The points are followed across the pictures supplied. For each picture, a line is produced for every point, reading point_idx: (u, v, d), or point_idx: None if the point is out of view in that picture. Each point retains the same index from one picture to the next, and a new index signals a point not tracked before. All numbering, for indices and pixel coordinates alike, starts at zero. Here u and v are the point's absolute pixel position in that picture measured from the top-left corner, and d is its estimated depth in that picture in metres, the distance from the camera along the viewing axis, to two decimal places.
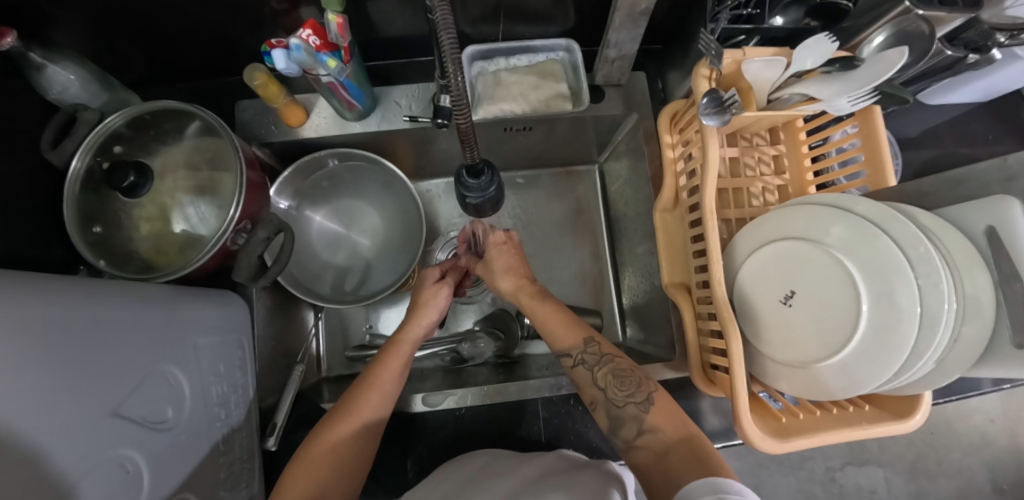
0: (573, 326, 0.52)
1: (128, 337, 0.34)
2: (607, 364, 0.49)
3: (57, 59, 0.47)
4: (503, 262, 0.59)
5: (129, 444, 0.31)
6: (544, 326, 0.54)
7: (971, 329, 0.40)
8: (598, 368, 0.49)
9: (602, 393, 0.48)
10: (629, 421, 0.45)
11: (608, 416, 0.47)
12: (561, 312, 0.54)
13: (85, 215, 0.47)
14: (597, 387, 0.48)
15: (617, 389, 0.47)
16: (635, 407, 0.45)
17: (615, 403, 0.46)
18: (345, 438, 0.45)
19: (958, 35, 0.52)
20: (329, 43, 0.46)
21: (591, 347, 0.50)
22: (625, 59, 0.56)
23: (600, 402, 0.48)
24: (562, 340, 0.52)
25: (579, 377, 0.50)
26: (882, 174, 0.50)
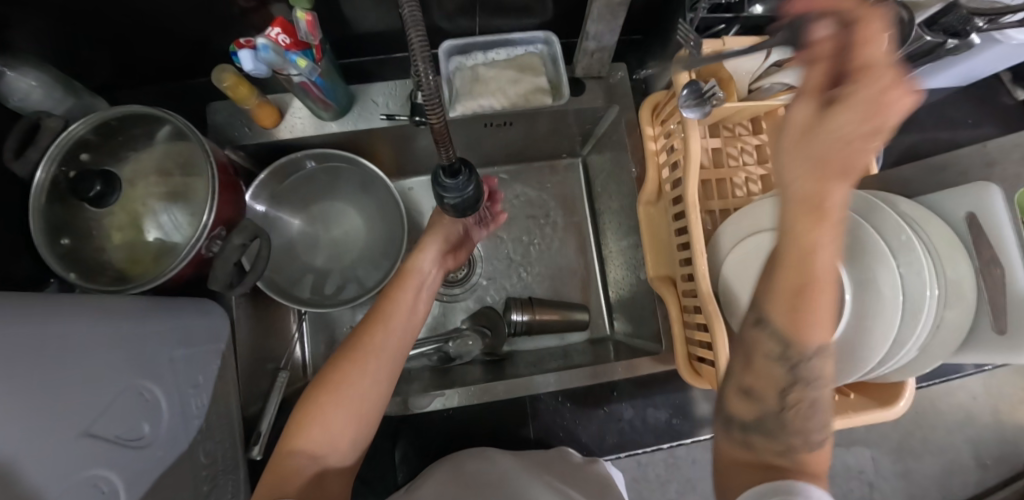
0: (830, 326, 0.32)
1: (100, 353, 0.33)
2: (816, 389, 0.34)
3: (17, 65, 0.45)
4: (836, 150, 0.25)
5: (104, 462, 0.31)
6: (789, 311, 0.31)
7: (953, 316, 0.40)
8: (801, 387, 0.34)
9: (778, 407, 0.35)
10: (779, 440, 0.35)
11: (755, 412, 0.35)
12: (826, 301, 0.30)
13: (52, 227, 0.45)
14: (782, 397, 0.35)
15: (801, 421, 0.35)
16: (804, 440, 0.34)
17: (784, 425, 0.35)
18: (348, 382, 0.45)
19: (936, 20, 0.51)
20: (298, 42, 0.44)
21: (812, 362, 0.33)
22: (605, 51, 0.55)
23: (767, 406, 0.35)
24: (804, 329, 0.32)
25: (772, 371, 0.34)
26: (863, 164, 0.49)
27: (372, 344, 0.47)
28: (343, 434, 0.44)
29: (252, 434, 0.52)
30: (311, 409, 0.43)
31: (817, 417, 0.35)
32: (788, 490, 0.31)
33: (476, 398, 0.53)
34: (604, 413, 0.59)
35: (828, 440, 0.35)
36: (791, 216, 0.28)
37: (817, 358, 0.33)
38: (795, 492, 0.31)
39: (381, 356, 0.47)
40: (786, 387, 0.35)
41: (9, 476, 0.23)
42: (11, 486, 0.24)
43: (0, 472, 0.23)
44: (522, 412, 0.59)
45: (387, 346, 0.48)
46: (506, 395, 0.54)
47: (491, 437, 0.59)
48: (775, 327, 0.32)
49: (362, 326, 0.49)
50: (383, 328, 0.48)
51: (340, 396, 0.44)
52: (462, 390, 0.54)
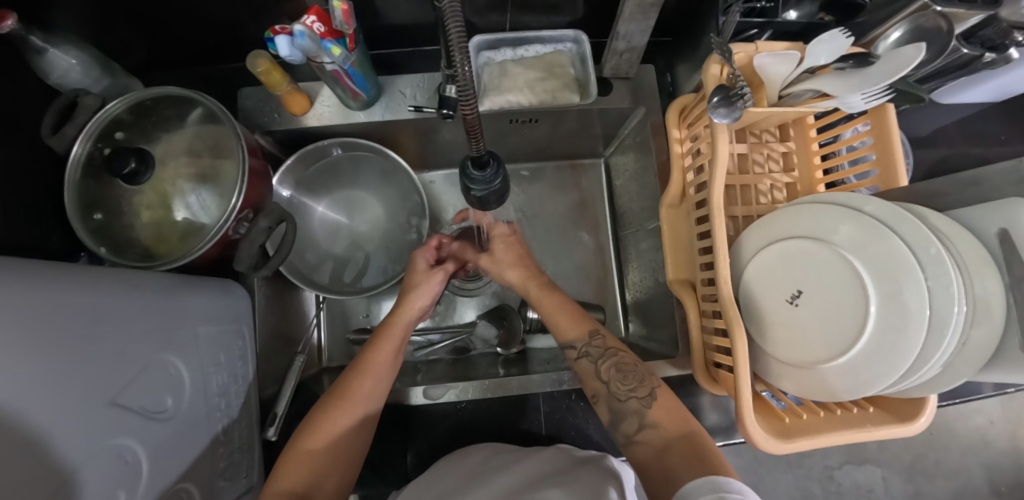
0: (580, 319, 0.52)
1: (127, 324, 0.33)
2: (613, 357, 0.48)
3: (59, 42, 0.46)
4: (507, 256, 0.58)
5: (127, 432, 0.31)
6: (551, 316, 0.53)
7: (979, 334, 0.39)
8: (603, 361, 0.49)
9: (604, 385, 0.47)
10: (631, 416, 0.45)
11: (608, 409, 0.47)
12: (567, 305, 0.53)
13: (85, 202, 0.47)
14: (600, 378, 0.48)
15: (620, 383, 0.47)
16: (637, 402, 0.45)
17: (617, 395, 0.46)
18: (336, 428, 0.45)
19: (974, 33, 0.50)
20: (333, 30, 0.45)
21: (598, 341, 0.50)
22: (634, 52, 0.55)
23: (602, 394, 0.47)
24: (560, 331, 0.52)
25: (584, 368, 0.49)
26: (893, 175, 0.49)
27: (354, 392, 0.47)
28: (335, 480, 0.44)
29: (268, 415, 0.53)
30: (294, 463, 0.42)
31: (627, 376, 0.47)
32: (715, 483, 0.34)
33: (490, 392, 0.54)
34: None
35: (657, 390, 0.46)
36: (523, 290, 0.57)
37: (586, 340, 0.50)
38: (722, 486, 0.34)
39: (366, 402, 0.47)
40: (597, 372, 0.48)
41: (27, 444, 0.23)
42: (35, 452, 0.24)
43: (21, 443, 0.23)
44: (534, 409, 0.59)
45: (380, 387, 0.48)
46: (518, 390, 0.54)
47: (502, 432, 0.59)
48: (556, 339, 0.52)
49: (348, 372, 0.48)
50: (370, 375, 0.48)
51: (330, 439, 0.44)
52: (477, 384, 0.54)
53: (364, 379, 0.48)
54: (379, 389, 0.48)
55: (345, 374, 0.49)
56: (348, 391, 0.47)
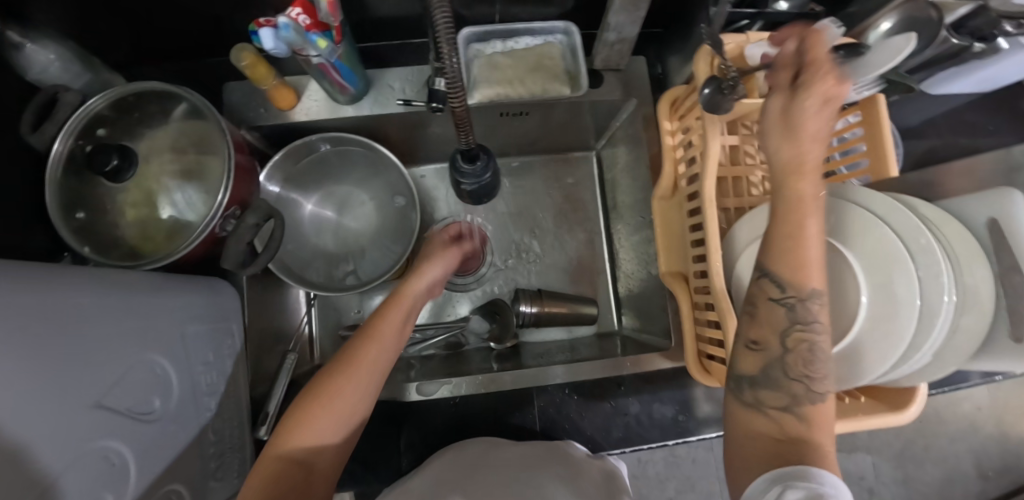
0: (818, 263, 0.35)
1: (113, 324, 0.33)
2: (816, 331, 0.35)
3: (36, 37, 0.45)
4: (811, 129, 0.33)
5: (114, 435, 0.31)
6: (782, 237, 0.35)
7: (970, 322, 0.40)
8: (803, 327, 0.35)
9: (781, 352, 0.35)
10: (782, 393, 0.35)
11: (761, 364, 0.36)
12: (811, 227, 0.34)
13: (68, 201, 0.46)
14: (783, 337, 0.36)
15: (801, 365, 0.35)
16: (806, 386, 0.34)
17: (787, 371, 0.35)
18: (344, 397, 0.42)
19: (961, 24, 0.50)
20: (318, 23, 0.44)
21: (814, 304, 0.35)
22: (625, 43, 0.54)
23: (769, 352, 0.36)
24: (802, 273, 0.35)
25: (773, 314, 0.36)
26: (884, 164, 0.48)
27: (362, 357, 0.44)
28: (332, 445, 0.42)
29: (259, 414, 0.52)
30: (297, 422, 0.40)
31: (820, 363, 0.35)
32: (800, 476, 0.30)
33: (483, 387, 0.53)
34: (609, 408, 0.58)
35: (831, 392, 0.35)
36: (781, 179, 0.35)
37: (817, 303, 0.35)
38: (811, 478, 0.30)
39: (375, 368, 0.44)
40: (787, 328, 0.35)
41: (9, 450, 0.23)
42: (19, 461, 0.24)
43: (6, 450, 0.23)
44: (528, 403, 0.59)
45: (387, 359, 0.45)
46: (513, 385, 0.53)
47: (496, 426, 0.59)
48: (757, 263, 0.37)
49: (355, 338, 0.46)
50: (377, 343, 0.45)
51: (331, 408, 0.41)
52: (470, 379, 0.54)
53: (371, 344, 0.45)
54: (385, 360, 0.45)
55: (352, 339, 0.46)
56: (354, 360, 0.43)
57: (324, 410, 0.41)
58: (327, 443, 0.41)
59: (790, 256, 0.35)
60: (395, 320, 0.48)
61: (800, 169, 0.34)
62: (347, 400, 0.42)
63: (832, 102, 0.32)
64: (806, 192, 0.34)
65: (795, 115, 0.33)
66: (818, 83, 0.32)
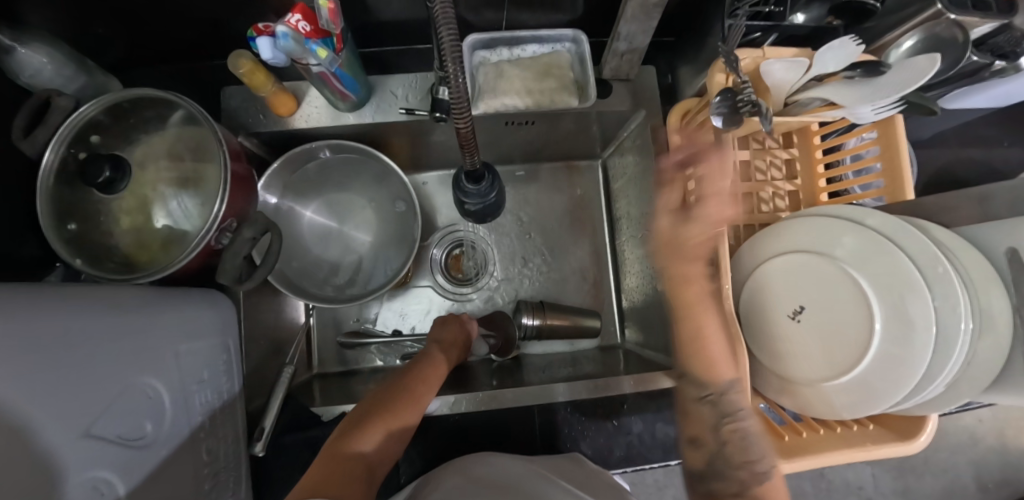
0: (726, 360, 0.44)
1: (103, 347, 0.32)
2: (743, 420, 0.43)
3: (26, 38, 0.43)
4: (693, 249, 0.47)
5: (105, 464, 0.30)
6: (693, 351, 0.46)
7: (986, 351, 0.38)
8: (729, 420, 0.44)
9: (716, 446, 0.43)
10: (732, 482, 0.41)
11: (705, 460, 0.44)
12: (716, 340, 0.45)
13: (60, 210, 0.44)
14: (715, 433, 0.44)
15: (739, 452, 0.42)
16: (748, 472, 0.41)
17: (728, 462, 0.42)
18: (407, 420, 0.43)
19: (985, 41, 0.49)
20: (319, 30, 0.42)
21: (732, 394, 0.44)
22: (636, 54, 0.52)
23: (709, 447, 0.44)
24: (710, 368, 0.45)
25: (701, 414, 0.45)
26: (900, 187, 0.47)
27: (421, 391, 0.46)
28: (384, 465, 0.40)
29: (256, 428, 0.51)
30: (364, 431, 0.39)
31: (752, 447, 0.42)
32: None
33: (483, 405, 0.52)
34: (612, 425, 0.58)
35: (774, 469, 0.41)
36: (687, 260, 0.47)
37: (733, 391, 0.44)
38: None
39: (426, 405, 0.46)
40: (716, 425, 0.44)
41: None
42: None
43: None
44: (529, 418, 0.58)
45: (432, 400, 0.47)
46: (514, 402, 0.52)
47: (497, 442, 0.58)
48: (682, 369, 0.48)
49: (411, 373, 0.48)
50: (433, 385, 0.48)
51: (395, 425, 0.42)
52: (470, 397, 0.52)
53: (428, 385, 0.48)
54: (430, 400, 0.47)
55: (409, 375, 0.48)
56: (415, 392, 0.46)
57: (385, 426, 0.41)
58: (380, 460, 0.39)
59: (698, 354, 0.45)
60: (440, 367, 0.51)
61: (688, 256, 0.47)
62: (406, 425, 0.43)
63: (704, 216, 0.46)
64: (693, 298, 0.47)
65: (676, 239, 0.48)
66: (712, 165, 0.45)
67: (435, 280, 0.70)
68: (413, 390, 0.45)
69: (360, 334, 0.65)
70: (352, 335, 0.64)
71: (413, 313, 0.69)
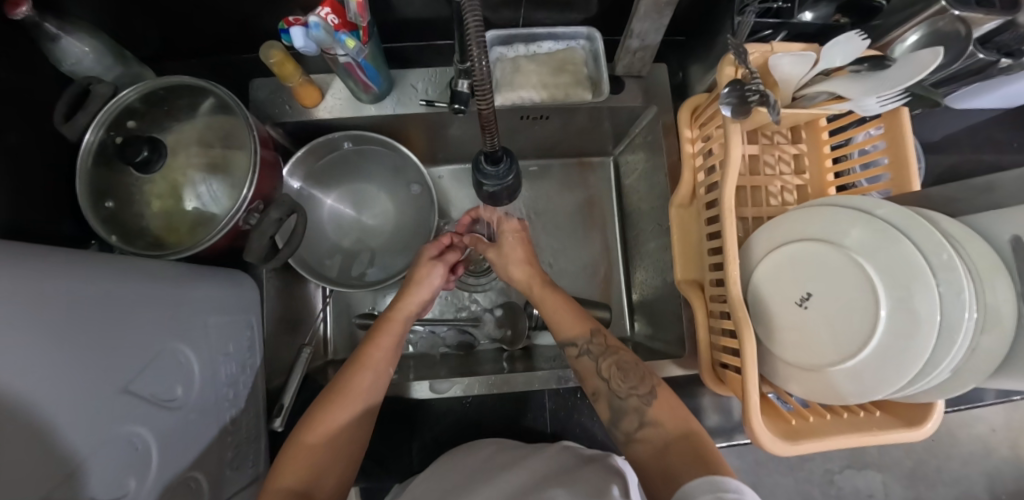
0: (581, 318, 0.52)
1: (140, 312, 0.33)
2: (615, 355, 0.49)
3: (73, 29, 0.46)
4: (512, 255, 0.57)
5: (138, 420, 0.32)
6: (551, 315, 0.53)
7: (990, 341, 0.39)
8: (604, 358, 0.49)
9: (605, 383, 0.48)
10: (630, 414, 0.45)
11: (608, 406, 0.47)
12: (567, 303, 0.54)
13: (97, 190, 0.47)
14: (600, 378, 0.48)
15: (621, 381, 0.47)
16: (638, 399, 0.45)
17: (618, 394, 0.47)
18: (334, 423, 0.44)
19: (990, 38, 0.50)
20: (347, 23, 0.44)
21: (598, 340, 0.51)
22: (648, 51, 0.54)
23: (602, 392, 0.48)
24: (567, 327, 0.52)
25: (584, 367, 0.50)
26: (906, 179, 0.49)
27: (348, 389, 0.46)
28: (330, 472, 0.43)
29: (274, 406, 0.53)
30: (290, 462, 0.42)
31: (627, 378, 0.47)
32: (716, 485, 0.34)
33: (495, 388, 0.54)
34: None
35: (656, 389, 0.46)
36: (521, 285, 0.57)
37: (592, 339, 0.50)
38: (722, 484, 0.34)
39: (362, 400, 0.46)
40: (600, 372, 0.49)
41: (35, 434, 0.23)
42: (46, 447, 0.24)
43: (34, 433, 0.23)
44: (539, 406, 0.59)
45: (376, 386, 0.48)
46: (524, 386, 0.54)
47: (507, 428, 0.59)
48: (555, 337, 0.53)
49: (344, 369, 0.47)
50: (367, 370, 0.47)
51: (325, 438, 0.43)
52: (482, 379, 0.54)
53: (360, 374, 0.47)
54: (370, 383, 0.47)
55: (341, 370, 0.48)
56: (345, 388, 0.46)
57: (314, 440, 0.43)
58: (321, 471, 0.43)
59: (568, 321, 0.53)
60: (380, 349, 0.49)
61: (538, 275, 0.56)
62: (335, 428, 0.44)
63: (509, 235, 0.57)
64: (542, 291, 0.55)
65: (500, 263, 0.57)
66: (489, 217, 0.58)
67: None
68: (341, 390, 0.46)
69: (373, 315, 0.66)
70: (368, 314, 0.64)
71: None
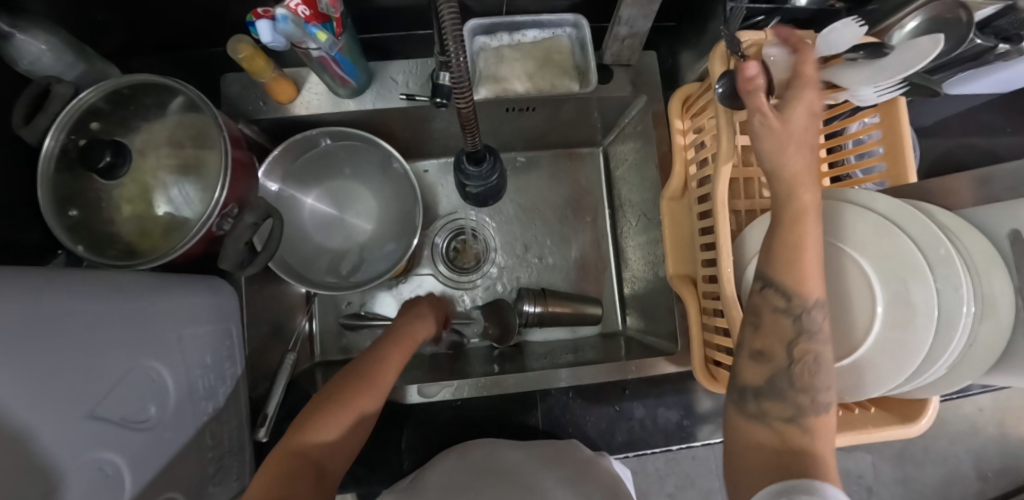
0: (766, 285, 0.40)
1: (107, 331, 0.32)
2: (819, 342, 0.37)
3: (25, 26, 0.43)
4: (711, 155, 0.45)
5: (108, 445, 0.30)
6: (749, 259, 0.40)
7: (988, 334, 0.38)
8: (804, 339, 0.37)
9: (787, 362, 0.37)
10: (784, 402, 0.37)
11: (768, 380, 0.37)
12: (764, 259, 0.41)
13: (62, 197, 0.44)
14: (788, 349, 0.37)
15: (806, 378, 0.37)
16: (808, 399, 0.37)
17: (793, 383, 0.37)
18: (357, 411, 0.43)
19: (989, 23, 0.48)
20: (319, 14, 0.42)
21: (816, 314, 0.36)
22: (637, 38, 0.52)
23: (778, 367, 0.37)
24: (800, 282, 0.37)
25: (779, 325, 0.37)
26: (903, 170, 0.47)
27: (376, 382, 0.45)
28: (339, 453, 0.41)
29: (258, 415, 0.52)
30: (307, 433, 0.40)
31: (823, 375, 0.37)
32: (805, 489, 0.32)
33: (485, 391, 0.53)
34: (614, 411, 0.58)
35: (834, 404, 0.37)
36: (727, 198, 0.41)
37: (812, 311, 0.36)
38: (815, 492, 0.31)
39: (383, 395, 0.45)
40: (793, 339, 0.37)
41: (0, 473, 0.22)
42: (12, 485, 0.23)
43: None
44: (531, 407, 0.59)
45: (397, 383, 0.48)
46: (516, 388, 0.53)
47: (497, 427, 0.59)
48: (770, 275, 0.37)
49: (367, 361, 0.47)
50: (393, 368, 0.47)
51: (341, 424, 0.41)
52: (472, 382, 0.53)
53: (384, 369, 0.47)
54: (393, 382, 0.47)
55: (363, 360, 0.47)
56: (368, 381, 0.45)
57: (338, 421, 0.41)
58: (330, 453, 0.40)
59: (791, 203, 0.37)
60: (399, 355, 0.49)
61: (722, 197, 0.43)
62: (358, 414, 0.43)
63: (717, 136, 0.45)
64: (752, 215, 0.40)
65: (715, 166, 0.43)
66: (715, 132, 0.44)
67: (436, 268, 0.71)
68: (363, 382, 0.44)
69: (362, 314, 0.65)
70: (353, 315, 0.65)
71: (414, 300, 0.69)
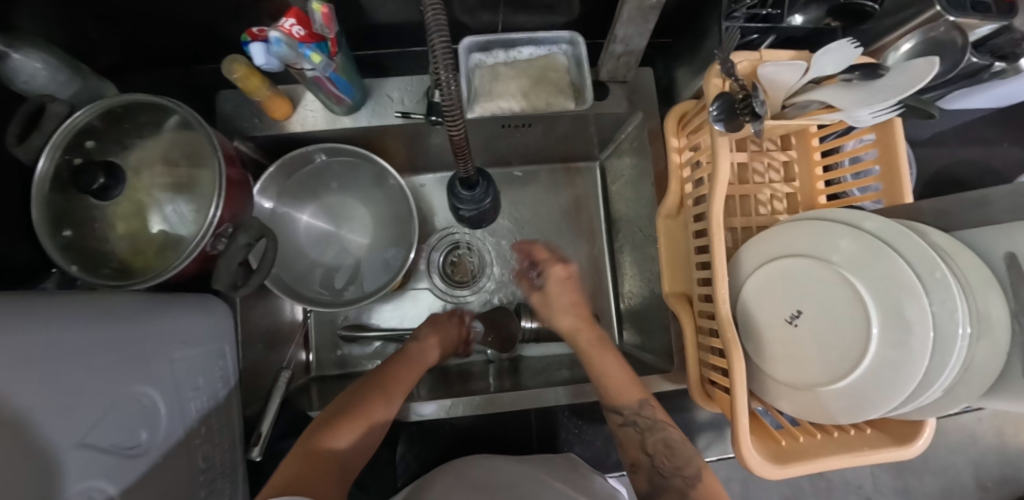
0: (633, 383, 0.51)
1: (98, 357, 0.31)
2: (664, 431, 0.48)
3: (19, 45, 0.43)
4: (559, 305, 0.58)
5: (98, 473, 0.30)
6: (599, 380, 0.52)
7: (985, 354, 0.38)
8: (651, 432, 0.48)
9: (648, 459, 0.47)
10: (671, 492, 0.44)
11: (648, 483, 0.46)
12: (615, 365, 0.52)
13: (55, 216, 0.44)
14: (645, 453, 0.47)
15: (667, 460, 0.46)
16: (682, 480, 0.44)
17: (663, 472, 0.45)
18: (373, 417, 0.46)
19: (985, 41, 0.48)
20: (313, 34, 0.42)
21: (647, 409, 0.49)
22: (632, 56, 0.52)
23: (644, 466, 0.47)
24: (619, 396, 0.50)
25: (628, 436, 0.49)
26: (898, 191, 0.48)
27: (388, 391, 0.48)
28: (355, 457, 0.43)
29: (252, 434, 0.52)
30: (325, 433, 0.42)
31: (679, 455, 0.46)
32: None
33: (480, 409, 0.52)
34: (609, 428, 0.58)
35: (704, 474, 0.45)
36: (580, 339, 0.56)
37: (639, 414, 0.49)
38: None
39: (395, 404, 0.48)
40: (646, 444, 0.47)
41: None
42: None
43: None
44: (526, 423, 0.59)
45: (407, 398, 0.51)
46: (511, 406, 0.52)
47: (493, 443, 0.59)
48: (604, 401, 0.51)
49: (379, 376, 0.50)
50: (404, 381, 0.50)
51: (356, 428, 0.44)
52: (467, 400, 0.53)
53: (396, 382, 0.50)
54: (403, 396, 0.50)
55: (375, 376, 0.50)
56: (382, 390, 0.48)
57: (354, 426, 0.44)
58: (348, 459, 0.42)
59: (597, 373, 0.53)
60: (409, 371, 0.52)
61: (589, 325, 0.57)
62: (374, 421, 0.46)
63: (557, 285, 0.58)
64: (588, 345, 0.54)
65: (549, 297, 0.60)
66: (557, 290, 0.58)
67: (432, 282, 0.71)
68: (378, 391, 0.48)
69: (361, 326, 0.67)
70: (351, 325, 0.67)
71: (410, 314, 0.69)
